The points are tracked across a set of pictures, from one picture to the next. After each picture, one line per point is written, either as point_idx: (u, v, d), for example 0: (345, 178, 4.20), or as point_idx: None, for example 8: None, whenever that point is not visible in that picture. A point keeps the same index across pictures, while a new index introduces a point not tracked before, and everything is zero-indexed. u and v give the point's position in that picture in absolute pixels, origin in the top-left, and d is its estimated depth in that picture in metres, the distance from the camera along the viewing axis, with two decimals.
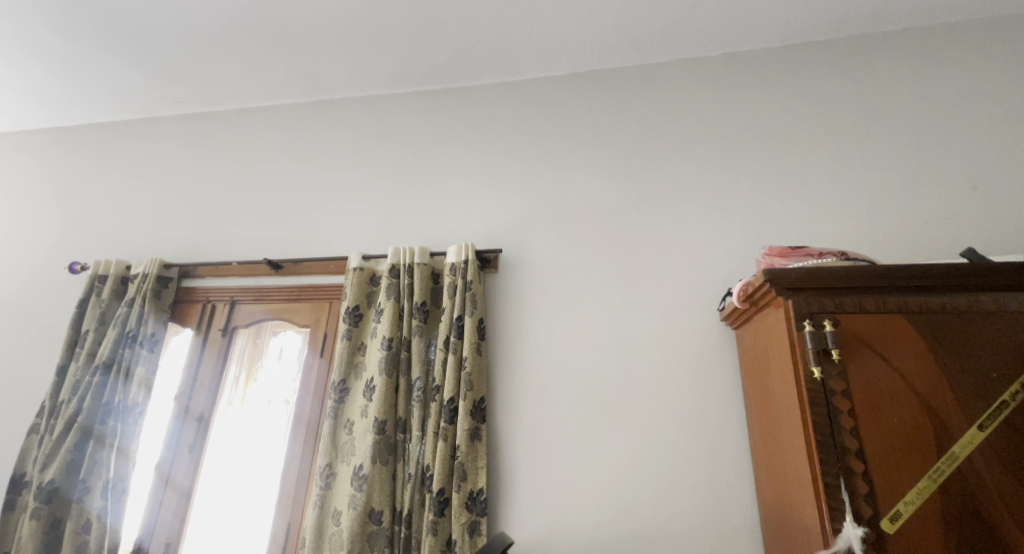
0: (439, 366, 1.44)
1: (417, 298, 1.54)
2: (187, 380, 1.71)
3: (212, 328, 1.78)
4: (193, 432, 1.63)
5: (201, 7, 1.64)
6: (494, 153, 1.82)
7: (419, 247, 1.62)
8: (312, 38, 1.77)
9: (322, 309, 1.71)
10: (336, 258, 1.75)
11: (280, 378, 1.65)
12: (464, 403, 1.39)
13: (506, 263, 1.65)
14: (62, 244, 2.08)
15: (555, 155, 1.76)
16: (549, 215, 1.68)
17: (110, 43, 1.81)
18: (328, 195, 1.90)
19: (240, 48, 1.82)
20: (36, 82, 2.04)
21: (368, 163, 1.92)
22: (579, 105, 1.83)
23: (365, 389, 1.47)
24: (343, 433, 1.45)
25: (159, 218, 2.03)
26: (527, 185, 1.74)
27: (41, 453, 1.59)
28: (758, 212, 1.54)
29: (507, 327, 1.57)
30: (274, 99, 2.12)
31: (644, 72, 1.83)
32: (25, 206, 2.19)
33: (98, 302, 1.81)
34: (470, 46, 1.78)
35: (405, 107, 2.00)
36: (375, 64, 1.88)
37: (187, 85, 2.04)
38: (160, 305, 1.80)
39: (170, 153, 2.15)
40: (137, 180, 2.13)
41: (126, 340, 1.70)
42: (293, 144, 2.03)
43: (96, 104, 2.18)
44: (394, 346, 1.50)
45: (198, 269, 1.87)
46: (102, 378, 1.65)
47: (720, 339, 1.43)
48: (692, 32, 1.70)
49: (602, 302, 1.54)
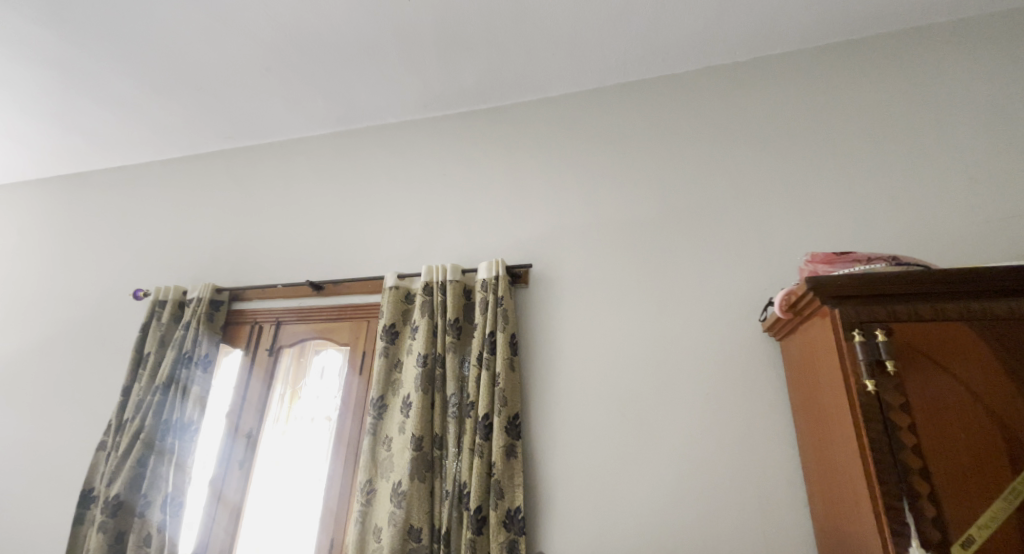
0: (473, 383, 1.45)
1: (450, 314, 1.56)
2: (238, 398, 1.79)
3: (259, 348, 1.87)
4: (243, 449, 1.70)
5: (248, 50, 1.78)
6: (523, 169, 1.85)
7: (452, 265, 1.65)
8: (348, 71, 1.88)
9: (361, 327, 1.77)
10: (373, 278, 1.82)
11: (322, 396, 1.71)
12: (498, 419, 1.39)
13: (537, 278, 1.66)
14: (127, 272, 2.26)
15: (583, 169, 1.78)
16: (579, 228, 1.69)
17: (168, 86, 1.98)
18: (364, 218, 1.98)
19: (283, 85, 1.96)
20: (104, 126, 2.25)
21: (402, 185, 1.99)
22: (606, 119, 1.84)
23: (402, 406, 1.50)
24: (382, 449, 1.48)
25: (212, 245, 2.17)
26: (557, 200, 1.75)
27: (108, 468, 1.70)
28: (797, 218, 1.48)
29: (540, 342, 1.57)
30: (314, 130, 2.25)
31: (671, 83, 1.83)
32: (95, 238, 2.40)
33: (158, 325, 1.95)
34: (496, 68, 1.83)
35: (436, 130, 2.07)
36: (406, 92, 1.97)
37: (236, 121, 2.19)
38: (213, 326, 1.91)
39: (221, 185, 2.31)
40: (192, 210, 2.29)
41: (182, 361, 1.81)
42: (333, 170, 2.14)
43: (156, 143, 2.37)
44: (428, 363, 1.52)
45: (247, 291, 1.98)
46: (162, 397, 1.76)
47: (763, 350, 1.37)
48: (719, 38, 1.68)
49: (635, 315, 1.51)
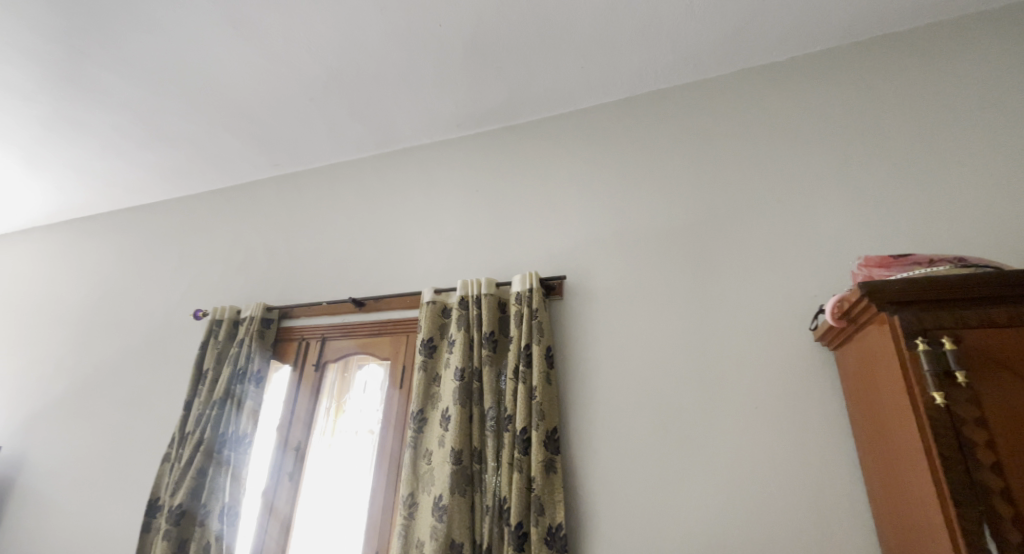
0: (510, 396, 1.46)
1: (486, 328, 1.57)
2: (287, 412, 1.87)
3: (306, 364, 1.95)
4: (292, 461, 1.77)
5: (293, 83, 1.90)
6: (554, 182, 1.86)
7: (486, 279, 1.68)
8: (384, 97, 1.97)
9: (400, 342, 1.81)
10: (411, 294, 1.87)
11: (365, 410, 1.75)
12: (537, 433, 1.38)
13: (571, 290, 1.65)
14: (188, 293, 2.42)
15: (615, 180, 1.77)
16: (613, 239, 1.68)
17: (223, 121, 2.14)
18: (402, 236, 2.04)
19: (325, 113, 2.07)
20: (168, 160, 2.45)
21: (438, 202, 2.04)
22: (637, 128, 1.83)
23: (441, 420, 1.51)
24: (423, 463, 1.50)
25: (262, 266, 2.31)
26: (589, 212, 1.75)
27: (172, 479, 1.81)
28: (845, 220, 1.41)
29: (577, 354, 1.56)
30: (354, 154, 2.36)
31: (702, 89, 1.80)
32: (160, 263, 2.60)
33: (215, 343, 2.07)
34: (525, 85, 1.87)
35: (468, 148, 2.12)
36: (439, 113, 2.04)
37: (283, 149, 2.34)
38: (264, 343, 2.01)
39: (270, 209, 2.45)
40: (244, 234, 2.45)
41: (237, 377, 1.92)
42: (372, 191, 2.23)
43: (213, 173, 2.55)
44: (466, 377, 1.54)
45: (295, 309, 2.08)
46: (219, 410, 1.87)
47: (814, 361, 1.29)
48: (751, 40, 1.64)
49: (675, 326, 1.47)
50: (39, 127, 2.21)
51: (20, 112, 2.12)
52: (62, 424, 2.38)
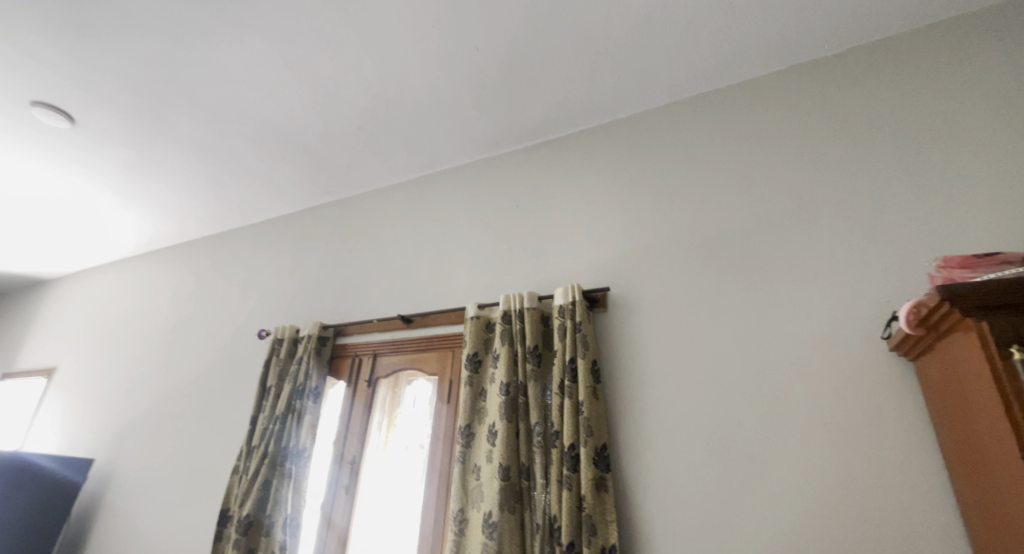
0: (556, 412, 1.44)
1: (529, 342, 1.57)
2: (342, 427, 1.95)
3: (359, 379, 2.02)
4: (348, 474, 1.83)
5: (341, 114, 2.02)
6: (595, 194, 1.85)
7: (528, 292, 1.68)
8: (426, 121, 2.05)
9: (446, 357, 1.84)
10: (456, 309, 1.90)
11: (414, 425, 1.79)
12: (585, 450, 1.34)
13: (616, 302, 1.62)
14: (253, 314, 2.60)
15: (658, 189, 1.73)
16: (657, 249, 1.63)
17: (281, 153, 2.31)
18: (446, 253, 2.10)
19: (372, 140, 2.18)
20: (235, 192, 2.68)
21: (480, 220, 2.09)
22: (679, 135, 1.79)
23: (488, 435, 1.52)
24: (471, 478, 1.50)
25: (319, 286, 2.44)
26: (631, 223, 1.72)
27: (241, 489, 1.93)
28: (916, 220, 1.29)
29: (624, 368, 1.52)
30: (399, 177, 2.46)
31: (747, 91, 1.73)
32: (228, 286, 2.82)
33: (277, 360, 2.20)
34: (561, 100, 1.88)
35: (508, 165, 2.16)
36: (479, 133, 2.10)
37: (336, 177, 2.48)
38: (321, 360, 2.12)
39: (325, 233, 2.60)
40: (302, 257, 2.61)
41: (297, 392, 2.02)
42: (417, 212, 2.32)
43: (274, 202, 2.75)
44: (511, 392, 1.54)
45: (348, 327, 2.18)
46: (281, 425, 1.98)
47: (889, 374, 1.18)
48: (798, 37, 1.57)
49: (728, 338, 1.40)
50: (127, 168, 2.49)
51: (112, 157, 2.39)
52: (146, 436, 2.61)
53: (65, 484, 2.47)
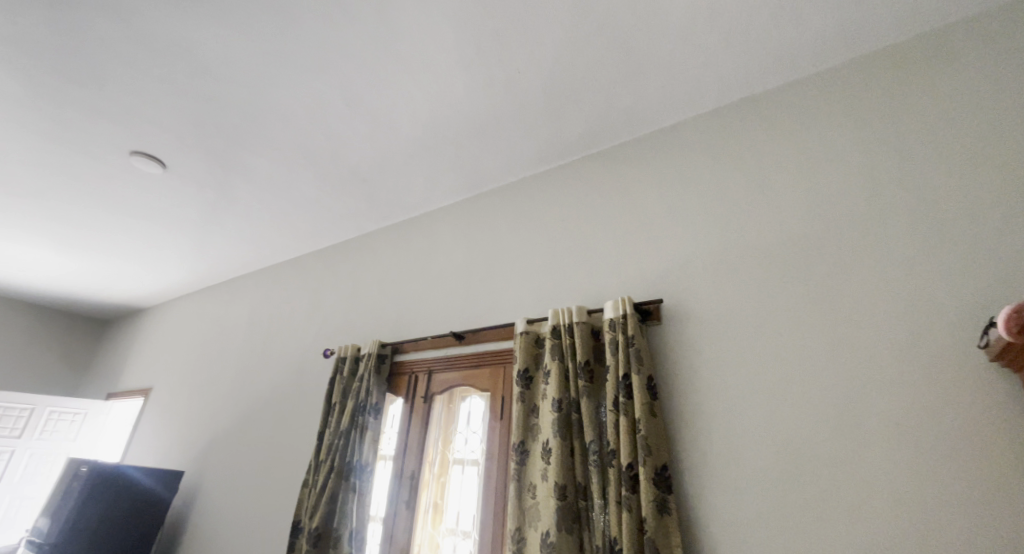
0: (612, 429, 1.40)
1: (580, 357, 1.55)
2: (402, 443, 2.01)
3: (416, 396, 2.08)
4: (408, 490, 1.88)
5: (393, 143, 2.14)
6: (643, 205, 1.82)
7: (577, 306, 1.66)
8: (473, 144, 2.11)
9: (498, 373, 1.85)
10: (506, 325, 1.92)
11: (469, 441, 1.81)
12: (644, 470, 1.30)
13: (669, 314, 1.57)
14: (318, 334, 2.77)
15: (709, 196, 1.67)
16: (711, 258, 1.57)
17: (341, 183, 2.48)
18: (495, 271, 2.14)
19: (422, 166, 2.29)
20: (301, 222, 2.89)
21: (528, 237, 2.11)
22: (729, 139, 1.73)
23: (543, 453, 1.50)
24: (528, 497, 1.49)
25: (376, 307, 2.56)
26: (681, 232, 1.67)
27: (310, 502, 2.03)
28: (1009, 216, 1.17)
29: (681, 383, 1.46)
30: (449, 200, 2.56)
31: (801, 88, 1.64)
32: (296, 309, 3.03)
33: (341, 378, 2.32)
34: (604, 113, 1.89)
35: (554, 181, 2.18)
36: (524, 152, 2.14)
37: (390, 202, 2.62)
38: (380, 378, 2.20)
39: (381, 256, 2.74)
40: (361, 280, 2.76)
41: (360, 408, 2.12)
42: (466, 231, 2.39)
43: (335, 228, 2.94)
44: (564, 409, 1.52)
45: (404, 345, 2.25)
46: (345, 440, 2.07)
47: (988, 389, 1.07)
48: (857, 27, 1.47)
49: (796, 350, 1.32)
50: (209, 205, 2.76)
51: (197, 195, 2.67)
52: (228, 450, 2.83)
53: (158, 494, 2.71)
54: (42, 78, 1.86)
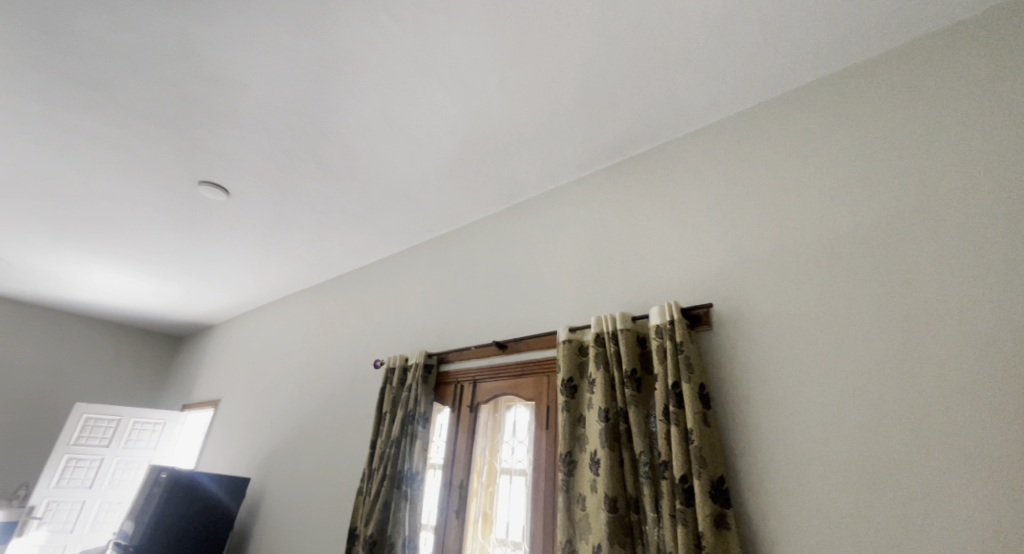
0: (663, 440, 1.35)
1: (626, 365, 1.51)
2: (450, 452, 2.03)
3: (462, 406, 2.11)
4: (458, 499, 1.90)
5: (432, 159, 2.20)
6: (686, 207, 1.76)
7: (621, 313, 1.62)
8: (509, 155, 2.14)
9: (542, 382, 1.84)
10: (549, 334, 1.90)
11: (517, 451, 1.80)
12: (698, 483, 1.24)
13: (719, 318, 1.51)
14: (368, 346, 2.87)
15: (757, 195, 1.59)
16: (762, 259, 1.49)
17: (385, 200, 2.57)
18: (536, 279, 2.13)
19: (461, 179, 2.34)
20: (349, 238, 3.02)
21: (567, 244, 2.10)
22: (776, 134, 1.64)
23: (591, 464, 1.47)
24: (577, 509, 1.46)
25: (421, 318, 2.62)
26: (729, 233, 1.60)
27: (365, 510, 2.09)
28: None
29: (736, 391, 1.39)
30: (488, 211, 2.59)
31: (855, 75, 1.54)
32: (347, 323, 3.16)
33: (390, 388, 2.39)
34: (641, 116, 1.85)
35: (592, 187, 2.15)
36: (560, 159, 2.13)
37: (432, 216, 2.69)
38: (427, 387, 2.25)
39: (425, 269, 2.82)
40: (407, 292, 2.84)
41: (409, 417, 2.17)
42: (506, 241, 2.41)
43: (381, 243, 3.05)
44: (611, 418, 1.49)
45: (449, 355, 2.29)
46: (396, 449, 2.13)
47: None
48: (916, 6, 1.36)
49: (863, 355, 1.23)
50: (266, 227, 2.94)
51: (255, 218, 2.85)
52: (289, 457, 2.98)
53: (223, 507, 2.85)
54: (121, 120, 2.06)
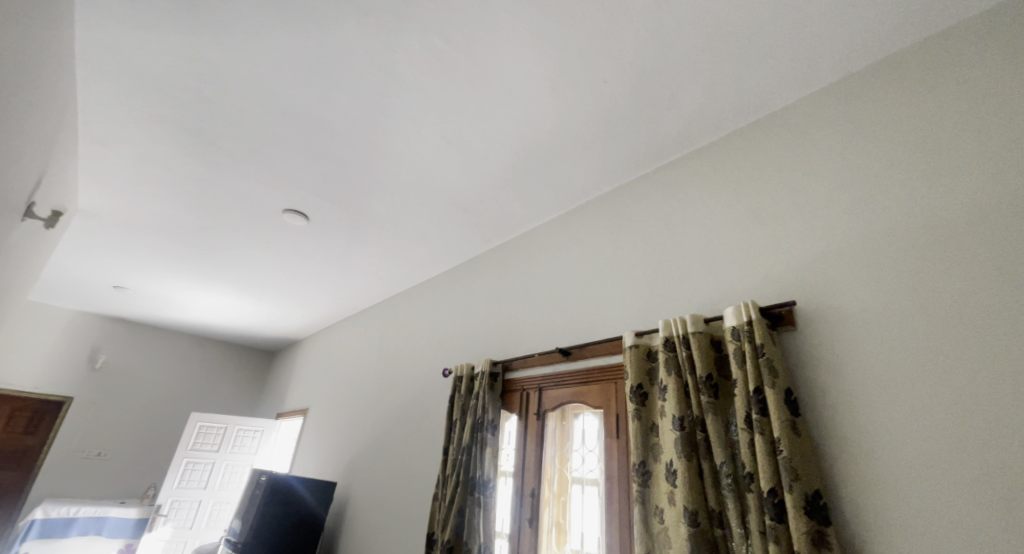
0: (746, 449, 1.26)
1: (701, 371, 1.42)
2: (519, 460, 2.03)
3: (529, 413, 2.10)
4: (530, 508, 1.89)
5: (488, 171, 2.24)
6: (757, 199, 1.64)
7: (691, 315, 1.53)
8: (564, 160, 2.12)
9: (610, 389, 1.78)
10: (614, 339, 1.85)
11: (587, 460, 1.76)
12: (791, 498, 1.13)
13: (803, 317, 1.38)
14: (436, 355, 2.97)
15: (839, 181, 1.45)
16: (850, 250, 1.35)
17: (445, 214, 2.66)
18: (597, 284, 2.09)
19: (517, 189, 2.36)
20: (414, 253, 3.15)
21: (627, 245, 2.03)
22: (859, 113, 1.49)
23: (667, 475, 1.40)
24: (655, 522, 1.40)
25: (485, 327, 2.67)
26: (809, 225, 1.47)
27: (441, 515, 2.14)
28: None
29: (829, 397, 1.26)
30: (545, 218, 2.59)
31: (953, 39, 1.36)
32: (416, 333, 3.29)
33: (458, 397, 2.44)
34: (702, 108, 1.76)
35: (650, 186, 2.08)
36: (616, 160, 2.08)
37: (491, 226, 2.74)
38: (494, 395, 2.27)
39: (486, 278, 2.87)
40: (470, 301, 2.91)
41: (479, 425, 2.20)
42: (565, 247, 2.39)
43: (443, 256, 3.15)
44: (687, 427, 1.41)
45: (514, 363, 2.30)
46: (468, 457, 2.16)
47: None
48: None
49: (985, 357, 1.08)
50: (340, 247, 3.15)
51: (329, 239, 3.06)
52: (369, 462, 3.15)
53: (311, 512, 3.04)
54: (214, 159, 2.31)
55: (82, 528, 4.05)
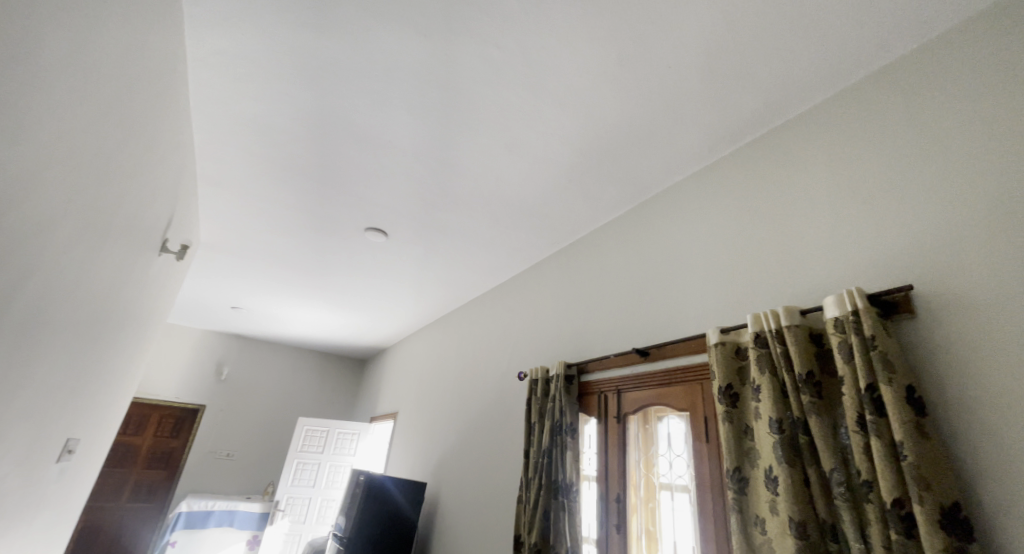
0: (860, 455, 1.12)
1: (800, 368, 1.28)
2: (602, 464, 1.98)
3: (609, 416, 2.04)
4: (617, 514, 1.83)
5: (551, 173, 2.23)
6: (853, 174, 1.46)
7: (784, 307, 1.39)
8: (628, 154, 2.05)
9: (695, 390, 1.68)
10: (696, 337, 1.74)
11: (675, 466, 1.67)
12: (921, 510, 0.99)
13: (922, 303, 1.20)
14: (512, 359, 3.01)
15: (957, 144, 1.25)
16: (978, 223, 1.16)
17: (512, 220, 2.69)
18: (673, 279, 1.99)
19: (582, 187, 2.32)
20: (485, 260, 3.23)
21: (703, 236, 1.92)
22: (976, 62, 1.27)
23: (767, 482, 1.29)
24: (756, 532, 1.29)
25: (559, 329, 2.65)
26: (920, 198, 1.28)
27: (526, 517, 2.16)
28: None
29: (964, 394, 1.08)
30: (613, 214, 2.53)
31: None
32: (492, 337, 3.37)
33: (536, 400, 2.44)
34: (779, 82, 1.61)
35: (725, 171, 1.94)
36: (685, 148, 1.97)
37: (558, 227, 2.72)
38: (571, 398, 2.24)
39: (557, 279, 2.86)
40: (542, 304, 2.92)
41: (557, 428, 2.19)
42: (636, 243, 2.31)
43: (513, 260, 3.19)
44: (787, 430, 1.28)
45: (590, 365, 2.25)
46: (549, 460, 2.16)
47: None
48: None
49: None
50: (417, 259, 3.32)
51: (406, 252, 3.23)
52: (455, 463, 3.27)
53: (404, 514, 3.19)
54: (303, 187, 2.55)
55: (218, 519, 4.68)
